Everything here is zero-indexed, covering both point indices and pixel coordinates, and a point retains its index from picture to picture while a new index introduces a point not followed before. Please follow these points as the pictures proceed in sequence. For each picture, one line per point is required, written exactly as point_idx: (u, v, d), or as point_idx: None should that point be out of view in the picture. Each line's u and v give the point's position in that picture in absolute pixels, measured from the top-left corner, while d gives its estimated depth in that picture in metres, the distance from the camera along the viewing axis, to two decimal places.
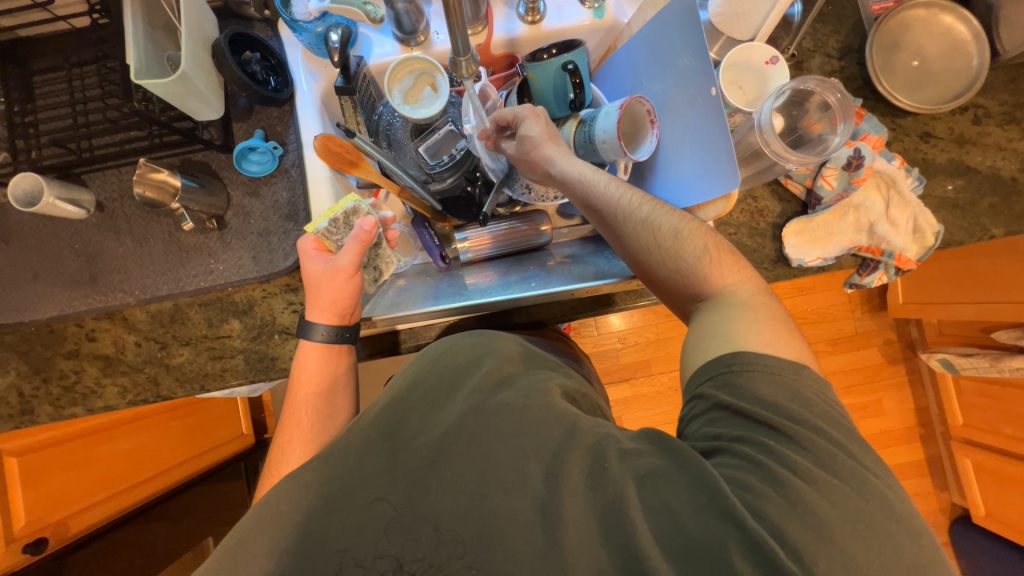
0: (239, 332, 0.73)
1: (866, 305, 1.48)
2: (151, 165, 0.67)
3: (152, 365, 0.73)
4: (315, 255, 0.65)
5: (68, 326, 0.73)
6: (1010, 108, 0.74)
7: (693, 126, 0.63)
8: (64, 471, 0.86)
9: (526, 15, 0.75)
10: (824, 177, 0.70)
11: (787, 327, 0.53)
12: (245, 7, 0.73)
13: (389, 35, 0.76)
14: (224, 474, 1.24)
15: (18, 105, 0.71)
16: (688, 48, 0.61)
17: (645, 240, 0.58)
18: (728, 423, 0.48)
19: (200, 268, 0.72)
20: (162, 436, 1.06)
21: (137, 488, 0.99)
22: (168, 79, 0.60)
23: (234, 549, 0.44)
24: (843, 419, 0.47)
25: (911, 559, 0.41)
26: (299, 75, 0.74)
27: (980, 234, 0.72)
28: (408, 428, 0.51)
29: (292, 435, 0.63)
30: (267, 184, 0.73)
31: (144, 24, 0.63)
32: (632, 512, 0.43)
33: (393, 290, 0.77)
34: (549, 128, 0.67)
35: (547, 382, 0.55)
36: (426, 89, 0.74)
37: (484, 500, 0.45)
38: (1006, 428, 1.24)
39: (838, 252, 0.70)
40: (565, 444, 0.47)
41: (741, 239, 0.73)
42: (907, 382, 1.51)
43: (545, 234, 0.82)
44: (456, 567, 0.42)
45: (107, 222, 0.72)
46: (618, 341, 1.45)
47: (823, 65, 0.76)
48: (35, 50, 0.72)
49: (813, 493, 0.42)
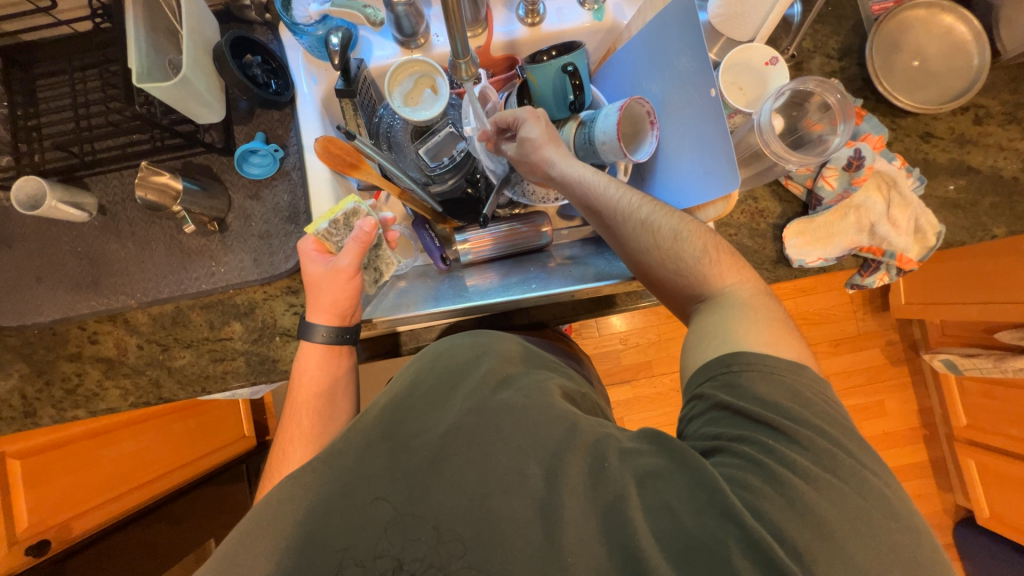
0: (240, 334, 0.73)
1: (869, 305, 1.48)
2: (152, 168, 0.68)
3: (153, 367, 0.73)
4: (315, 256, 0.65)
5: (71, 329, 0.73)
6: (1011, 108, 0.74)
7: (693, 126, 0.63)
8: (67, 472, 0.86)
9: (526, 17, 0.76)
10: (824, 177, 0.69)
11: (787, 327, 0.53)
12: (245, 10, 0.74)
13: (389, 38, 0.77)
14: (224, 476, 1.23)
15: (21, 109, 0.71)
16: (688, 49, 0.61)
17: (645, 241, 0.58)
18: (729, 423, 0.48)
19: (201, 270, 0.72)
20: (163, 438, 1.06)
21: (139, 490, 0.99)
22: (168, 84, 0.60)
23: (234, 550, 0.44)
24: (843, 418, 0.47)
25: (911, 557, 0.41)
26: (299, 78, 0.74)
27: (981, 234, 0.72)
28: (408, 429, 0.51)
29: (293, 435, 0.63)
30: (267, 187, 0.73)
31: (146, 28, 0.64)
32: (633, 512, 0.43)
33: (394, 291, 0.77)
34: (549, 130, 0.67)
35: (547, 382, 0.55)
36: (426, 91, 0.74)
37: (484, 500, 0.45)
38: (1009, 429, 1.23)
39: (838, 253, 0.70)
40: (565, 444, 0.47)
41: (742, 240, 0.72)
42: (910, 383, 1.50)
43: (545, 235, 0.82)
44: (456, 567, 0.42)
45: (109, 225, 0.72)
46: (619, 343, 1.45)
47: (823, 66, 0.76)
48: (38, 54, 0.73)
49: (813, 492, 0.42)
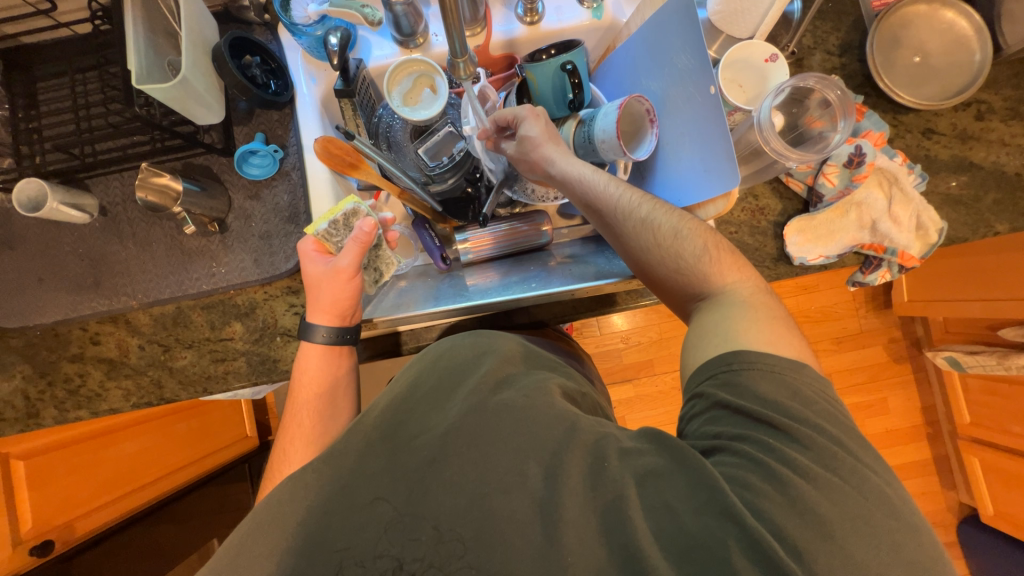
0: (241, 334, 0.73)
1: (871, 303, 1.48)
2: (153, 169, 0.68)
3: (155, 368, 0.74)
4: (315, 256, 0.65)
5: (73, 330, 0.73)
6: (1014, 103, 0.74)
7: (693, 124, 0.63)
8: (73, 472, 0.87)
9: (525, 16, 0.75)
10: (824, 174, 0.69)
11: (787, 325, 0.52)
12: (245, 11, 0.74)
13: (388, 38, 0.77)
14: (226, 477, 1.24)
15: (23, 111, 0.72)
16: (688, 46, 0.60)
17: (646, 239, 0.58)
18: (729, 422, 0.47)
19: (202, 270, 0.72)
20: (166, 439, 1.06)
21: (143, 490, 1.00)
22: (168, 84, 0.60)
23: (236, 550, 0.44)
24: (843, 416, 0.47)
25: (912, 556, 0.41)
26: (299, 78, 0.75)
27: (984, 230, 0.71)
28: (408, 429, 0.51)
29: (293, 435, 0.63)
30: (267, 187, 0.73)
31: (145, 29, 0.64)
32: (632, 511, 0.43)
33: (394, 291, 0.77)
34: (549, 128, 0.66)
35: (547, 381, 0.55)
36: (426, 91, 0.74)
37: (484, 500, 0.45)
38: (1012, 426, 1.23)
39: (840, 250, 0.70)
40: (566, 444, 0.47)
41: (743, 238, 0.72)
42: (913, 380, 1.50)
43: (545, 234, 0.82)
44: (456, 567, 0.42)
45: (110, 226, 0.73)
46: (620, 342, 1.45)
47: (824, 62, 0.75)
48: (39, 57, 0.73)
49: (813, 491, 0.42)
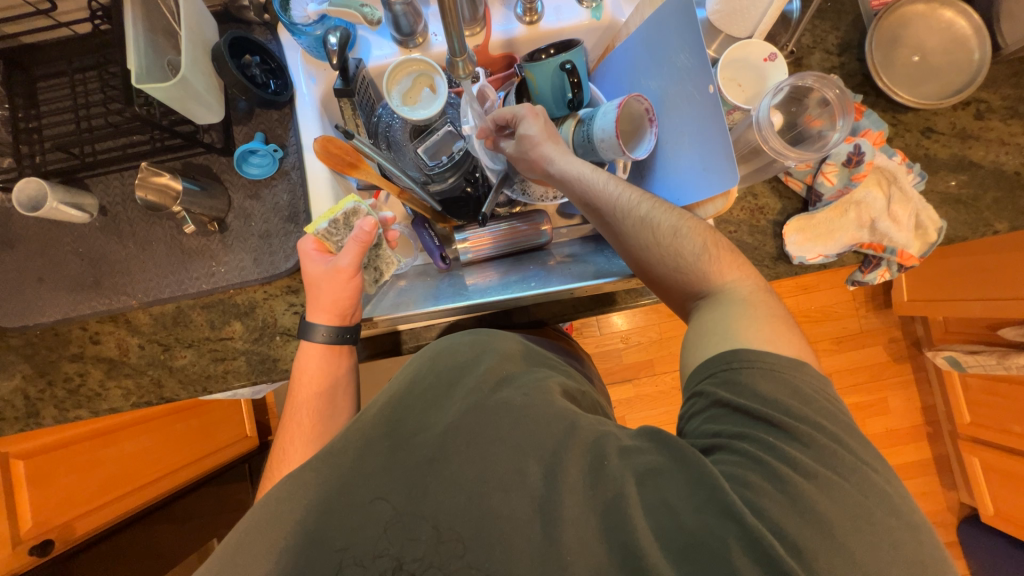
0: (241, 334, 0.73)
1: (872, 303, 1.48)
2: (152, 169, 0.68)
3: (155, 367, 0.74)
4: (315, 255, 0.65)
5: (73, 330, 0.73)
6: (1013, 102, 0.74)
7: (692, 124, 0.63)
8: (74, 472, 0.87)
9: (525, 16, 0.76)
10: (824, 173, 0.69)
11: (787, 323, 0.52)
12: (245, 11, 0.74)
13: (388, 38, 0.77)
14: (226, 477, 1.23)
15: (22, 111, 0.72)
16: (686, 45, 0.60)
17: (645, 238, 0.58)
18: (728, 420, 0.47)
19: (202, 270, 0.73)
20: (166, 438, 1.07)
21: (144, 489, 1.00)
22: (168, 84, 0.60)
23: (235, 549, 0.44)
24: (843, 415, 0.47)
25: (913, 554, 0.41)
26: (299, 78, 0.75)
27: (983, 229, 0.71)
28: (407, 427, 0.51)
29: (293, 435, 0.64)
30: (267, 186, 0.74)
31: (145, 27, 0.64)
32: (633, 509, 0.43)
33: (394, 291, 0.77)
34: (548, 128, 0.67)
35: (546, 381, 0.55)
36: (426, 90, 0.75)
37: (484, 499, 0.45)
38: (1012, 426, 1.22)
39: (839, 249, 0.70)
40: (565, 442, 0.47)
41: (742, 237, 0.72)
42: (913, 380, 1.50)
43: (545, 234, 0.82)
44: (456, 567, 0.42)
45: (110, 226, 0.73)
46: (620, 342, 1.45)
47: (823, 62, 0.76)
48: (39, 57, 0.73)
49: (814, 490, 0.42)
